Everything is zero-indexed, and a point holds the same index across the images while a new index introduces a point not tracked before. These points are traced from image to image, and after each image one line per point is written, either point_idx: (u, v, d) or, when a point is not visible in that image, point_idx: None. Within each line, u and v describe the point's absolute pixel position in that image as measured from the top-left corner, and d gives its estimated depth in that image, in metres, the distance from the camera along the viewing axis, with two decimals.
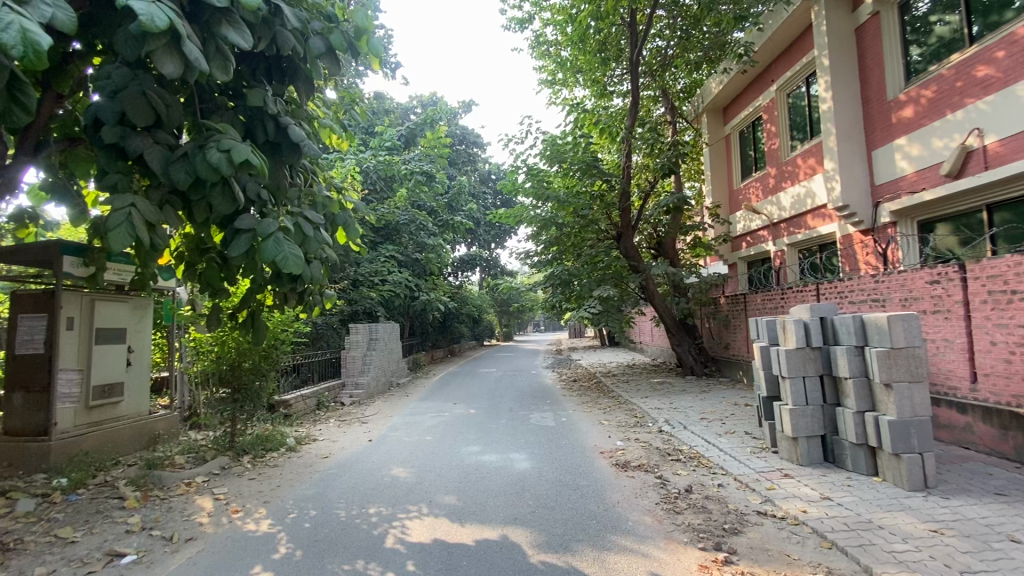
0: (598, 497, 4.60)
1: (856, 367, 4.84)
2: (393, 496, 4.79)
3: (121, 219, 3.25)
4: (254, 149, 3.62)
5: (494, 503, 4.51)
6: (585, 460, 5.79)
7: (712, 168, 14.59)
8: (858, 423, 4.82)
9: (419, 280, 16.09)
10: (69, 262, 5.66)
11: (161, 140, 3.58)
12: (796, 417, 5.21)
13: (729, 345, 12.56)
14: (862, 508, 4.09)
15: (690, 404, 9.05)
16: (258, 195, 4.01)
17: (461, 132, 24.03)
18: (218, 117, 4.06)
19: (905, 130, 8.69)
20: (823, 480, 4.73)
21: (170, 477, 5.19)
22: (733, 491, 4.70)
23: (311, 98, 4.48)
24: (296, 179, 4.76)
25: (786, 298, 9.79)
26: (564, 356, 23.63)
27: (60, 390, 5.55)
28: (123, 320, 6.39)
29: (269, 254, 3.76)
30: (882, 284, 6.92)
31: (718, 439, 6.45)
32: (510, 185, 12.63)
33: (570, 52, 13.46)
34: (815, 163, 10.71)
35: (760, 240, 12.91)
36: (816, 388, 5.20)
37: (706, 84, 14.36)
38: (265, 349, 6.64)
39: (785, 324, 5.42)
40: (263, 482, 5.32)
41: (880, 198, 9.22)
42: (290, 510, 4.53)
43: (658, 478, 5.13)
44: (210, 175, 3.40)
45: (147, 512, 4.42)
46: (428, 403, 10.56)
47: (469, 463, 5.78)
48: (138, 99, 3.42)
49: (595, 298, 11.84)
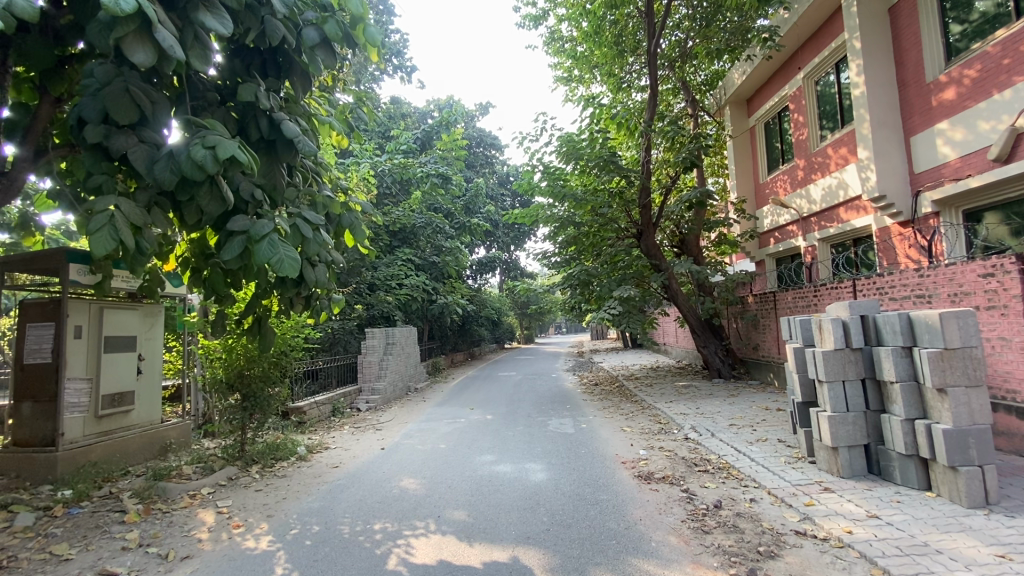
0: (618, 513, 4.27)
1: (904, 370, 4.38)
2: (400, 510, 4.53)
3: (102, 222, 3.07)
4: (243, 146, 3.42)
5: (506, 519, 4.21)
6: (606, 471, 5.45)
7: (736, 162, 14.02)
8: (908, 432, 4.35)
9: (437, 283, 15.90)
10: (75, 270, 5.69)
11: (147, 139, 3.42)
12: (835, 426, 4.75)
13: (758, 346, 11.99)
14: (914, 529, 3.65)
15: (717, 409, 8.58)
16: (252, 195, 3.80)
17: (478, 134, 23.90)
18: (209, 114, 3.90)
19: (946, 114, 8.09)
20: (869, 496, 4.28)
21: (175, 488, 5.06)
22: (767, 507, 4.30)
23: (308, 94, 4.30)
24: (295, 179, 4.58)
25: (820, 295, 9.23)
26: (584, 358, 23.19)
27: (68, 399, 5.49)
28: (132, 329, 6.34)
29: (263, 257, 3.55)
30: (927, 278, 6.39)
31: (749, 447, 6.02)
32: (526, 184, 12.32)
33: (585, 46, 13.12)
34: (847, 153, 10.11)
35: (789, 236, 12.33)
36: (857, 393, 4.75)
37: (729, 75, 13.82)
38: (275, 356, 6.49)
39: (821, 324, 4.99)
40: (268, 495, 5.13)
41: (920, 187, 8.61)
42: (293, 526, 4.32)
43: (684, 492, 4.75)
44: (195, 174, 3.21)
45: (147, 527, 4.27)
46: (445, 408, 10.33)
47: (483, 474, 5.52)
48: (121, 96, 3.27)
49: (615, 298, 11.42)
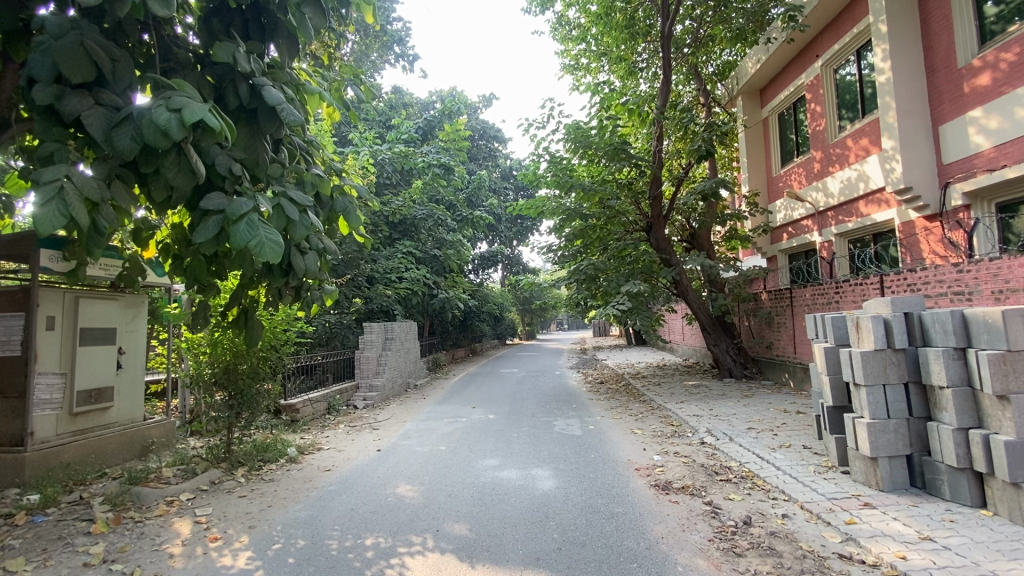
0: (637, 530, 3.84)
1: (955, 374, 3.97)
2: (396, 523, 4.11)
3: (49, 194, 2.62)
4: (216, 112, 2.97)
5: (512, 535, 3.79)
6: (619, 480, 5.02)
7: (749, 154, 13.52)
8: (960, 443, 3.92)
9: (438, 277, 15.36)
10: (48, 256, 5.24)
11: (105, 101, 2.96)
12: (875, 434, 4.31)
13: (772, 344, 11.52)
14: (977, 554, 3.21)
15: (732, 410, 8.14)
16: (229, 169, 3.35)
17: (482, 126, 23.45)
18: (182, 78, 3.48)
19: (979, 100, 7.61)
20: (917, 514, 3.85)
21: (150, 494, 4.65)
22: (802, 525, 3.87)
23: (295, 59, 3.86)
24: (280, 156, 4.11)
25: (841, 292, 8.75)
26: (588, 355, 22.84)
27: (37, 396, 5.08)
28: (112, 320, 5.94)
29: (241, 239, 3.12)
30: (967, 274, 6.02)
31: (772, 454, 5.59)
32: (531, 175, 11.82)
33: (595, 31, 12.62)
34: (869, 143, 9.60)
35: (803, 231, 11.88)
36: (900, 398, 4.32)
37: (742, 63, 13.34)
38: (263, 351, 6.07)
39: (859, 322, 4.53)
40: (253, 502, 4.70)
41: (949, 178, 8.12)
42: (276, 539, 3.90)
43: (708, 505, 4.32)
44: (158, 142, 2.74)
45: (114, 539, 3.86)
46: (445, 407, 9.91)
47: (486, 480, 5.10)
48: (75, 52, 2.84)
49: (623, 294, 10.87)
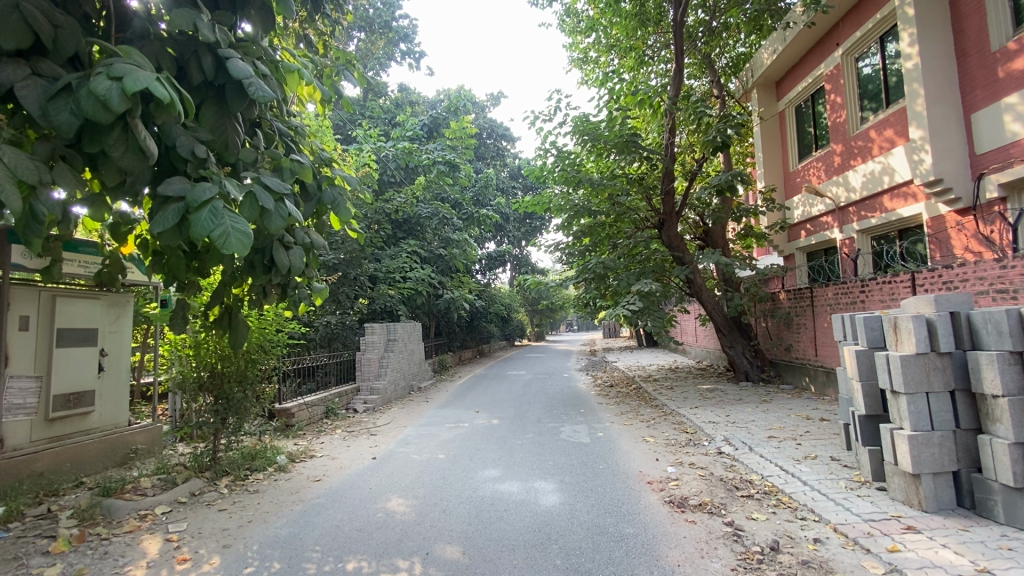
0: (649, 556, 3.42)
1: (1012, 381, 3.50)
2: (381, 544, 3.72)
3: None
4: (169, 82, 2.59)
5: (509, 561, 3.38)
6: (629, 495, 4.60)
7: (765, 148, 13.00)
8: (1018, 459, 3.45)
9: (444, 277, 15.02)
10: (18, 251, 4.97)
11: (44, 72, 2.63)
12: (918, 448, 3.83)
13: (790, 346, 11.00)
14: None
15: (750, 417, 7.67)
16: (192, 152, 3.02)
17: (490, 124, 23.16)
18: (140, 50, 3.14)
19: (1014, 86, 7.05)
20: (969, 540, 3.37)
21: (122, 508, 4.31)
22: (837, 552, 3.42)
23: (268, 32, 3.56)
24: (256, 139, 3.78)
25: (867, 291, 8.22)
26: (598, 357, 22.37)
27: (9, 400, 4.79)
28: (93, 320, 5.66)
29: (201, 228, 2.73)
30: (1012, 270, 5.56)
31: (797, 467, 5.12)
32: (538, 170, 11.44)
33: (605, 22, 12.18)
34: (894, 133, 9.05)
35: (822, 228, 11.35)
36: (944, 407, 3.86)
37: (757, 54, 12.84)
38: (250, 353, 5.73)
39: (898, 323, 4.07)
40: (233, 517, 4.35)
41: (984, 169, 7.58)
42: (249, 561, 3.54)
43: (729, 526, 3.89)
44: (98, 115, 2.39)
45: (72, 560, 3.52)
46: (447, 411, 9.52)
47: (484, 493, 4.72)
48: (7, 16, 2.49)
49: (634, 294, 10.40)
